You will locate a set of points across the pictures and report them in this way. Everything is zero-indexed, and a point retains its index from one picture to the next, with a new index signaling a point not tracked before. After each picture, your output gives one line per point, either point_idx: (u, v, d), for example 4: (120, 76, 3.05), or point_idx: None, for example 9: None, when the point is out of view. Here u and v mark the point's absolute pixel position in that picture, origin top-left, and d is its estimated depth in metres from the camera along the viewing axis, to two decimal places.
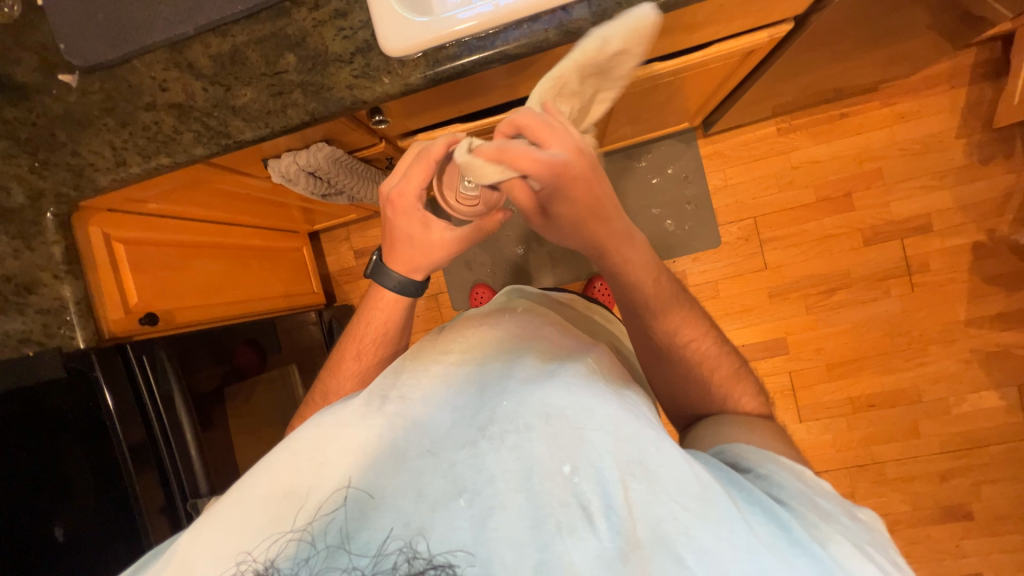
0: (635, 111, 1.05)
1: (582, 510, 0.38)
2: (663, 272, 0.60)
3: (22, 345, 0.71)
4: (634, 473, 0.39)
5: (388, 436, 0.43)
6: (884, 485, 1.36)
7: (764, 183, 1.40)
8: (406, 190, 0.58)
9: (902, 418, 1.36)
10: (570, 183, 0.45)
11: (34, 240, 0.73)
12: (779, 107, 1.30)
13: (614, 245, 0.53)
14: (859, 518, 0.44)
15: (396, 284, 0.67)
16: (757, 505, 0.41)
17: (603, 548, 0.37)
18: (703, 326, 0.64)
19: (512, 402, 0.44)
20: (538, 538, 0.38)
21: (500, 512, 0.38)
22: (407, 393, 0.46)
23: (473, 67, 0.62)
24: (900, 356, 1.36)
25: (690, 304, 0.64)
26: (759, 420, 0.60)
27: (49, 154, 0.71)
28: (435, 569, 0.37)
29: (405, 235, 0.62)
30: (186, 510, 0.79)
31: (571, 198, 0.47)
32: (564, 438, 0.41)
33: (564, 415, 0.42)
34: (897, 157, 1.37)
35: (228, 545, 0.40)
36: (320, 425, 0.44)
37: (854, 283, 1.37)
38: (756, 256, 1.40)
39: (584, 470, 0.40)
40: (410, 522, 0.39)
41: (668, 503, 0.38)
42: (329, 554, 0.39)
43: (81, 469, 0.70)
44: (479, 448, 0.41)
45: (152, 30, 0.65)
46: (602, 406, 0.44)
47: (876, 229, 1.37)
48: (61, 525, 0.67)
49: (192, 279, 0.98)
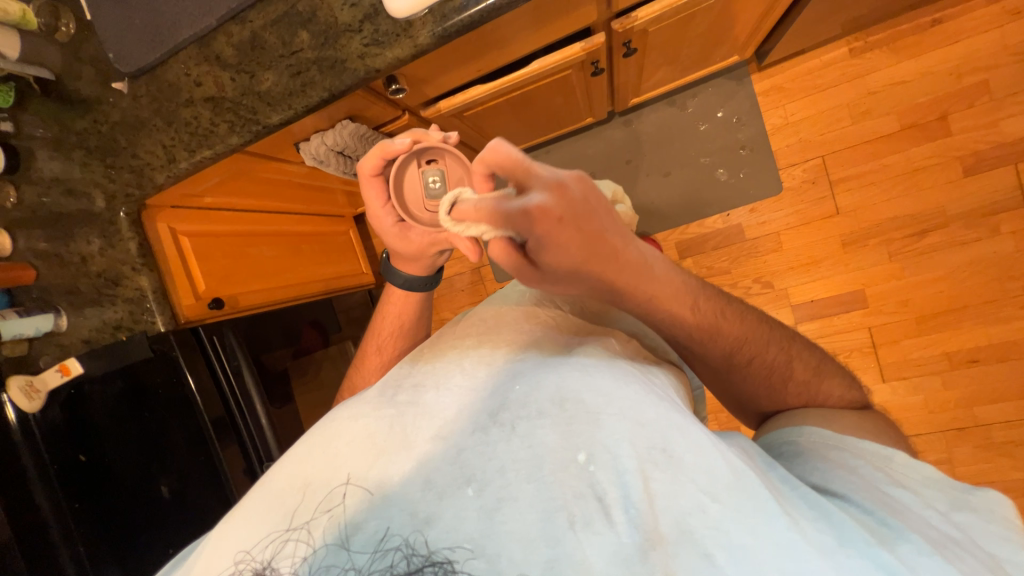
0: (673, 47, 0.95)
1: (597, 502, 0.36)
2: (700, 294, 0.54)
3: (117, 331, 0.82)
4: (656, 461, 0.37)
5: (397, 424, 0.43)
6: (989, 452, 1.19)
7: (834, 115, 1.22)
8: (375, 214, 0.61)
9: (1013, 374, 1.18)
10: (553, 229, 0.44)
11: (114, 238, 0.83)
12: (850, 24, 1.12)
13: (632, 283, 0.49)
14: (969, 506, 0.45)
15: (403, 281, 0.71)
16: (804, 501, 0.41)
17: (620, 545, 0.35)
18: (763, 336, 0.57)
19: (526, 387, 0.43)
20: (548, 532, 0.35)
21: (509, 504, 0.37)
22: (420, 384, 0.47)
23: (482, 17, 0.58)
24: (1012, 303, 1.17)
25: (742, 311, 0.57)
26: (844, 412, 0.56)
27: (115, 159, 0.79)
28: (435, 565, 0.35)
29: (396, 249, 0.65)
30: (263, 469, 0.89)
31: (561, 245, 0.45)
32: (577, 423, 0.40)
33: (580, 399, 0.41)
34: (1009, 65, 1.13)
35: (236, 539, 0.40)
36: (336, 419, 0.45)
37: (951, 221, 1.18)
38: (826, 201, 1.24)
39: (600, 458, 0.38)
40: (415, 514, 0.37)
41: (696, 494, 0.36)
42: (330, 552, 0.37)
43: (179, 438, 0.81)
44: (490, 436, 0.40)
45: (181, 27, 0.68)
46: (623, 387, 0.42)
47: (981, 155, 1.16)
48: (165, 484, 0.80)
49: (251, 266, 1.05)
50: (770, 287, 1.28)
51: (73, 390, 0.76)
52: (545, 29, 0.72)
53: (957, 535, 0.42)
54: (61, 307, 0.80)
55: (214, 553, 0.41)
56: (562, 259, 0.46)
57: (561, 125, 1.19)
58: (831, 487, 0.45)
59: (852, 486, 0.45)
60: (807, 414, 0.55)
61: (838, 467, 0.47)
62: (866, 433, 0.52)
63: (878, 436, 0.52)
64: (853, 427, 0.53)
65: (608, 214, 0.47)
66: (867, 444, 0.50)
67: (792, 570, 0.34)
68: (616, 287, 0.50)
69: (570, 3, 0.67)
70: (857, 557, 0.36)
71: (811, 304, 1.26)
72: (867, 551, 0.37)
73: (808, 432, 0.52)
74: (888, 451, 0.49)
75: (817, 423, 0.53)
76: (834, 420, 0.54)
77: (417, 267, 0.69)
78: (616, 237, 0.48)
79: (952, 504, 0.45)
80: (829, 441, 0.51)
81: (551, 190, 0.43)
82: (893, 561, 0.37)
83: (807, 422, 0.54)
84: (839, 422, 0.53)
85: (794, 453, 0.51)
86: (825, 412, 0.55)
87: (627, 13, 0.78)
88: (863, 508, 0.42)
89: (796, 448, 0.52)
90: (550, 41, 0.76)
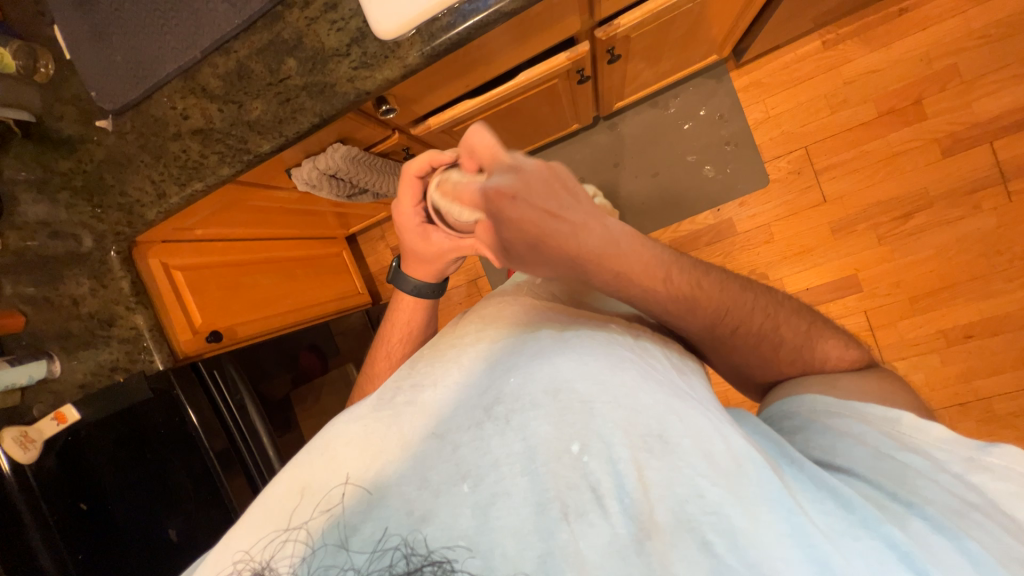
0: (655, 50, 0.97)
1: (591, 492, 0.36)
2: (674, 265, 0.53)
3: (113, 372, 0.80)
4: (650, 447, 0.37)
5: (396, 426, 0.41)
6: (992, 424, 1.21)
7: (813, 107, 1.25)
8: (403, 214, 0.62)
9: (1008, 346, 1.20)
10: (507, 204, 0.47)
11: (105, 278, 0.81)
12: (822, 17, 1.15)
13: (598, 262, 0.49)
14: (988, 463, 0.43)
15: (413, 288, 0.70)
16: (811, 481, 0.41)
17: (616, 537, 0.34)
18: (747, 302, 0.56)
19: (520, 378, 0.42)
20: (541, 525, 0.35)
21: (505, 499, 0.36)
22: (419, 383, 0.45)
23: (470, 33, 0.59)
24: (1001, 277, 1.19)
25: (721, 281, 0.55)
26: (848, 375, 0.54)
27: (103, 198, 0.78)
28: (433, 565, 0.34)
29: (412, 251, 0.66)
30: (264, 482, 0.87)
31: (515, 222, 0.48)
32: (571, 413, 0.38)
33: (573, 389, 0.40)
34: (976, 48, 1.17)
35: (237, 540, 0.39)
36: (336, 424, 0.43)
37: (934, 202, 1.21)
38: (813, 190, 1.26)
39: (593, 447, 0.37)
40: (410, 511, 0.36)
41: (696, 480, 0.36)
42: (328, 554, 0.36)
43: (185, 475, 0.78)
44: (484, 430, 0.39)
45: (164, 61, 0.68)
46: (619, 374, 0.41)
47: (957, 136, 1.19)
48: (172, 526, 0.76)
49: (247, 295, 1.04)
50: (765, 278, 1.30)
51: (69, 437, 0.73)
52: (531, 41, 0.73)
53: (973, 499, 0.41)
54: (53, 352, 0.77)
55: (212, 551, 0.39)
56: (517, 236, 0.48)
57: (548, 133, 1.20)
58: (834, 463, 0.46)
59: (857, 458, 0.45)
60: (807, 382, 0.55)
61: (840, 437, 0.47)
62: (873, 396, 0.51)
63: (885, 399, 0.51)
64: (857, 393, 0.52)
65: (573, 198, 0.49)
66: (873, 410, 0.49)
67: (801, 555, 0.33)
68: (583, 265, 0.49)
69: (554, 16, 0.68)
70: (869, 536, 0.36)
71: (807, 291, 1.28)
72: (879, 531, 0.37)
73: (806, 400, 0.52)
74: (894, 414, 0.48)
75: (817, 391, 0.53)
76: (836, 386, 0.53)
77: (430, 276, 0.69)
78: (578, 217, 0.49)
79: (966, 465, 0.43)
80: (829, 410, 0.50)
81: (510, 174, 0.48)
82: (908, 542, 0.36)
83: (807, 390, 0.54)
84: (842, 388, 0.53)
85: (796, 428, 0.51)
86: (828, 378, 0.55)
87: (609, 21, 0.79)
88: (870, 484, 0.43)
89: (797, 421, 0.51)
90: (536, 52, 0.77)
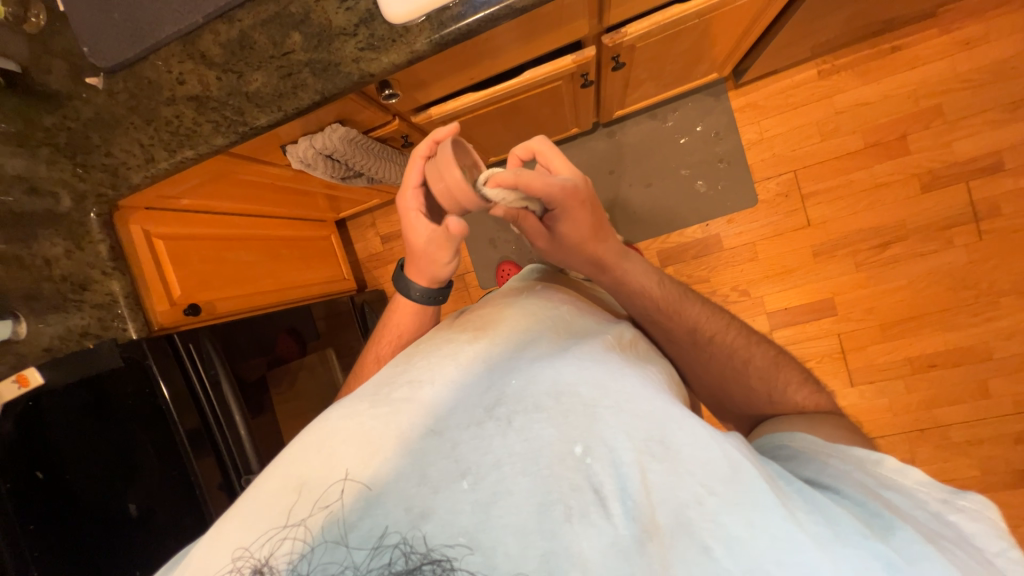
0: (658, 62, 0.98)
1: (595, 493, 0.36)
2: (664, 277, 0.68)
3: (83, 339, 0.77)
4: (653, 453, 0.38)
5: (393, 422, 0.41)
6: (948, 451, 1.26)
7: (805, 132, 1.29)
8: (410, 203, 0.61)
9: (968, 377, 1.25)
10: (577, 205, 0.58)
11: (82, 241, 0.78)
12: (819, 47, 1.19)
13: (613, 258, 0.65)
14: (962, 507, 0.44)
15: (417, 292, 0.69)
16: (803, 495, 0.41)
17: (619, 537, 0.35)
18: (723, 319, 0.67)
19: (523, 380, 0.42)
20: (543, 525, 0.35)
21: (506, 498, 0.36)
22: (417, 378, 0.45)
23: (479, 26, 0.59)
24: (966, 311, 1.25)
25: (701, 301, 0.68)
26: (829, 417, 0.56)
27: (86, 157, 0.75)
28: (433, 562, 0.35)
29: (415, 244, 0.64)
30: (241, 483, 0.83)
31: (576, 217, 0.60)
32: (575, 417, 0.39)
33: (575, 392, 0.40)
34: (959, 90, 1.22)
35: (232, 536, 0.39)
36: (331, 419, 0.43)
37: (910, 234, 1.26)
38: (798, 213, 1.30)
39: (596, 451, 0.38)
40: (412, 507, 0.36)
41: (693, 487, 0.37)
42: (328, 549, 0.36)
43: (147, 451, 0.76)
44: (485, 430, 0.39)
45: (163, 24, 0.66)
46: (618, 380, 0.42)
47: (936, 173, 1.24)
48: (133, 501, 0.75)
49: (228, 270, 1.02)
50: (747, 295, 1.33)
51: (30, 403, 0.70)
52: (538, 40, 0.73)
53: (946, 531, 0.42)
54: (19, 313, 0.74)
55: (208, 547, 0.39)
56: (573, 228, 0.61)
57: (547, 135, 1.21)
58: (822, 482, 0.46)
59: (842, 483, 0.45)
60: (795, 422, 0.56)
61: (827, 466, 0.47)
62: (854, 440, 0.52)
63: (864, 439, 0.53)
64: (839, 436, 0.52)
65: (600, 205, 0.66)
66: (857, 449, 0.49)
67: (794, 561, 0.34)
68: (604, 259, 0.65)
69: (563, 17, 0.69)
70: (857, 548, 0.36)
71: (785, 311, 1.32)
72: (865, 543, 0.37)
73: (798, 437, 0.52)
74: (876, 454, 0.48)
75: (807, 431, 0.53)
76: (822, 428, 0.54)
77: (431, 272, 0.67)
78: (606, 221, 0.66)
79: (941, 505, 0.44)
80: (819, 448, 0.50)
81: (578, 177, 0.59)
82: (890, 552, 0.36)
83: (796, 430, 0.54)
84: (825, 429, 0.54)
85: (788, 456, 0.51)
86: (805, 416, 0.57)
87: (617, 29, 0.80)
88: (856, 504, 0.42)
89: (789, 451, 0.52)
90: (542, 52, 0.78)
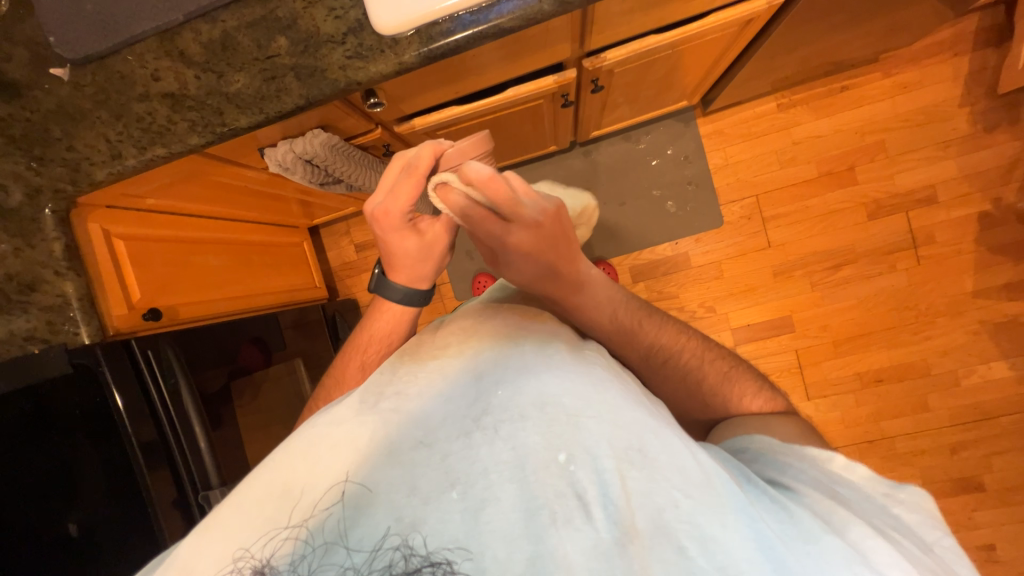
0: (634, 88, 1.04)
1: (577, 499, 0.37)
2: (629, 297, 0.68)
3: (28, 343, 0.70)
4: (632, 461, 0.38)
5: (380, 433, 0.41)
6: (894, 461, 1.35)
7: (765, 160, 1.38)
8: (392, 207, 0.58)
9: (911, 392, 1.35)
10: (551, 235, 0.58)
11: (34, 238, 0.73)
12: (779, 82, 1.28)
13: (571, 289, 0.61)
14: (901, 499, 0.47)
15: (400, 295, 0.69)
16: (766, 496, 0.43)
17: (600, 540, 0.36)
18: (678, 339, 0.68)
19: (507, 391, 0.42)
20: (531, 529, 0.36)
21: (494, 504, 0.36)
22: (402, 389, 0.45)
23: (467, 43, 0.61)
24: (908, 329, 1.35)
25: (664, 321, 0.69)
26: (782, 419, 0.61)
27: (44, 150, 0.70)
28: (432, 566, 0.34)
29: (402, 251, 0.63)
30: (199, 502, 0.77)
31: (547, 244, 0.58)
32: (558, 425, 0.40)
33: (560, 403, 0.41)
34: (900, 129, 1.35)
35: (227, 542, 0.37)
36: (318, 427, 0.42)
37: (860, 258, 1.36)
38: (760, 234, 1.38)
39: (580, 458, 0.38)
40: (401, 516, 0.36)
41: (671, 491, 0.38)
42: (325, 552, 0.36)
43: (94, 466, 0.71)
44: (473, 440, 0.39)
45: (139, 19, 0.64)
46: (601, 392, 0.43)
47: (880, 203, 1.35)
48: (73, 521, 0.69)
49: (193, 273, 0.98)
50: (712, 311, 1.39)
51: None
52: (522, 60, 0.76)
53: (892, 523, 0.45)
54: None
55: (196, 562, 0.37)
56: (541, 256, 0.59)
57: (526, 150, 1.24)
58: (783, 481, 0.49)
59: (799, 479, 0.48)
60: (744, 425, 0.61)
61: (787, 466, 0.50)
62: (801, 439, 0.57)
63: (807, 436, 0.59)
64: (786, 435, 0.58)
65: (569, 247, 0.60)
66: (810, 449, 0.53)
67: (763, 557, 0.36)
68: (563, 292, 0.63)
69: (547, 39, 0.72)
70: (810, 544, 0.38)
71: (747, 327, 1.38)
72: (824, 537, 0.39)
73: (757, 439, 0.56)
74: (829, 453, 0.52)
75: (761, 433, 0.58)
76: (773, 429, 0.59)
77: (418, 277, 0.67)
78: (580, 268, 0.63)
79: (886, 498, 0.47)
80: (776, 449, 0.54)
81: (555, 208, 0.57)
82: (846, 547, 0.38)
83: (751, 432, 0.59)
84: (775, 432, 0.58)
85: (750, 458, 0.54)
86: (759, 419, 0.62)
87: (597, 54, 0.84)
88: (815, 500, 0.45)
89: (751, 453, 0.55)
90: (525, 71, 0.81)
